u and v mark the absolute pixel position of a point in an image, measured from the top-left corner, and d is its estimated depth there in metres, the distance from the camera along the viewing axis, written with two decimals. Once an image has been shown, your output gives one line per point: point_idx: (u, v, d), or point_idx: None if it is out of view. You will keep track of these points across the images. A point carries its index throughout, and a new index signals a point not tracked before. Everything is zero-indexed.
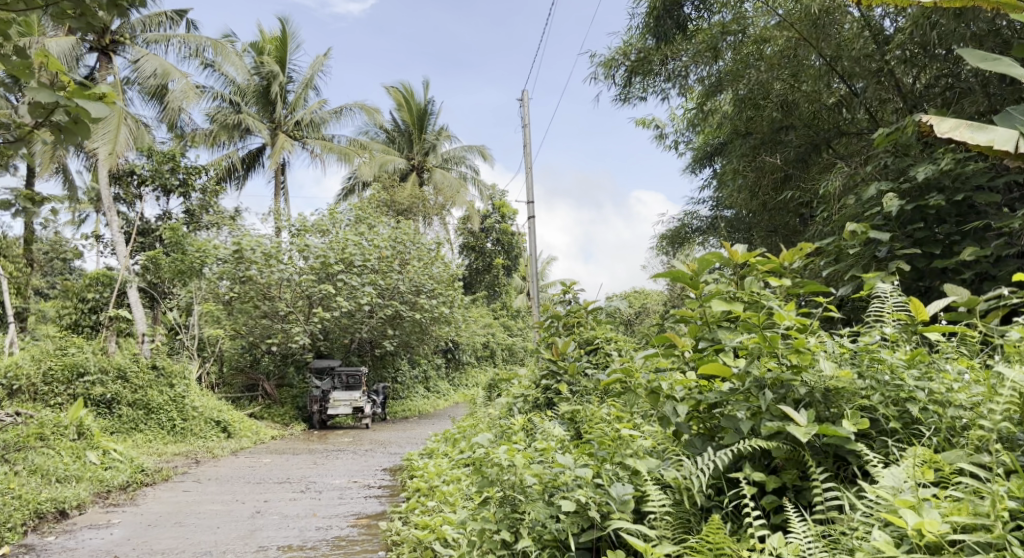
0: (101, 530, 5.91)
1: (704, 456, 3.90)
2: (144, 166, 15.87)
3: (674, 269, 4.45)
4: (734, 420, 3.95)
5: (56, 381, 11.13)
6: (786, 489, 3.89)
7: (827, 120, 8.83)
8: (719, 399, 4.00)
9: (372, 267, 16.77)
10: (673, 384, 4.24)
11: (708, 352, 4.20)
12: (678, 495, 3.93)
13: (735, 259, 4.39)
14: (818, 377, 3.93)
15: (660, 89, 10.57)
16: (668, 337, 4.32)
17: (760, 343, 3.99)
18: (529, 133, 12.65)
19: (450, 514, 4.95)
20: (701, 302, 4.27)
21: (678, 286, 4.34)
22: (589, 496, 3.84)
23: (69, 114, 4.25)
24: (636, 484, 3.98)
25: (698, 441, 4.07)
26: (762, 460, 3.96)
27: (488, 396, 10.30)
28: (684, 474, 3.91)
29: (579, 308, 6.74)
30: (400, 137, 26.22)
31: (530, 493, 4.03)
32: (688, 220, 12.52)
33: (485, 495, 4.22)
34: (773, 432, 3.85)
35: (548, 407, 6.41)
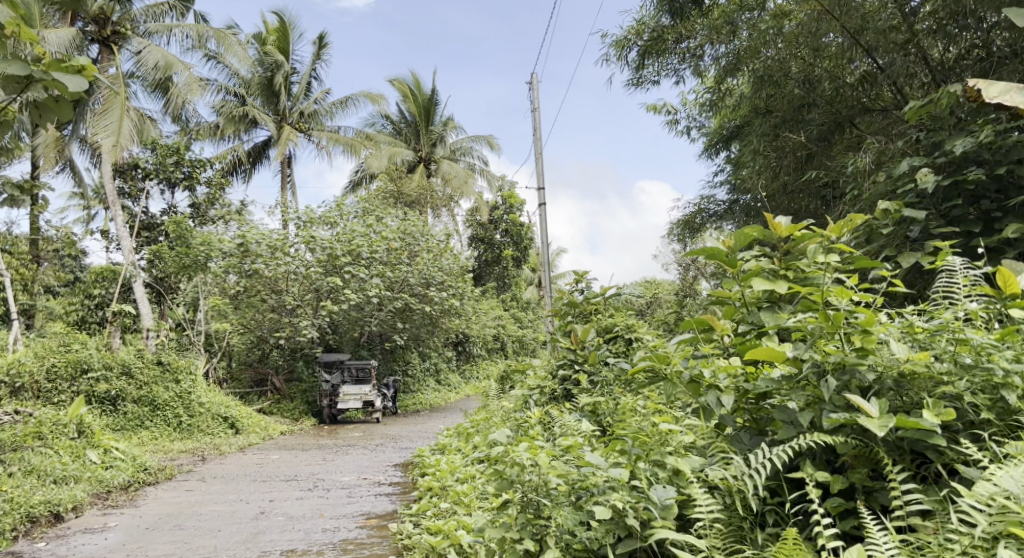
0: (95, 534, 5.63)
1: (757, 454, 3.57)
2: (148, 160, 15.60)
3: (707, 245, 4.13)
4: (788, 412, 3.60)
5: (59, 378, 10.88)
6: (855, 491, 3.55)
7: (851, 96, 8.37)
8: (770, 388, 3.65)
9: (381, 259, 16.49)
10: (716, 370, 3.83)
11: (750, 336, 3.88)
12: (728, 499, 3.60)
13: (778, 232, 4.01)
14: (886, 360, 3.57)
15: (673, 70, 10.09)
16: (706, 320, 3.96)
17: (822, 323, 3.63)
18: (538, 118, 12.29)
19: (466, 517, 4.64)
20: (740, 282, 3.95)
21: (713, 264, 4.01)
22: (626, 502, 3.51)
23: (47, 91, 3.94)
24: (680, 487, 3.64)
25: (747, 437, 3.73)
26: (824, 457, 3.62)
27: (502, 389, 9.99)
28: (735, 475, 3.58)
29: (598, 297, 6.42)
30: (407, 128, 25.92)
31: (555, 497, 3.71)
32: (705, 205, 12.14)
33: (504, 497, 3.87)
34: (836, 425, 3.51)
35: (566, 399, 6.08)
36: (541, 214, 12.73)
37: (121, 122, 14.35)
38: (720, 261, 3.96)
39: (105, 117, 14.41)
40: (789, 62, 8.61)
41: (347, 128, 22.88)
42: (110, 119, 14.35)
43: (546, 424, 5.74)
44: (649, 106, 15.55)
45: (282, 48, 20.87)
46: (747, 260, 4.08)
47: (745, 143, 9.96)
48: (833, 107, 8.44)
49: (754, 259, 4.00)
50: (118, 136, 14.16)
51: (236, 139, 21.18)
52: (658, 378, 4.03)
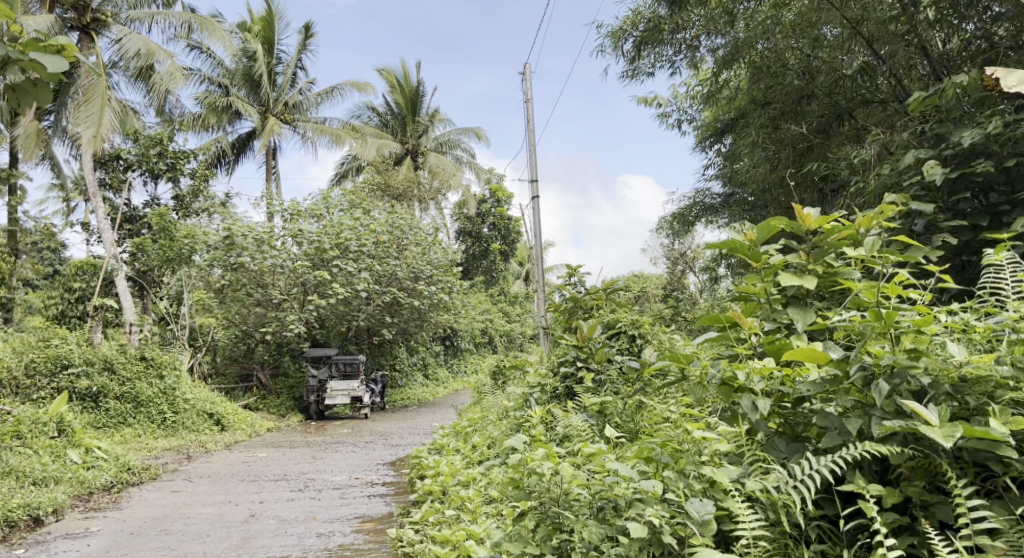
0: (77, 541, 5.40)
1: (800, 465, 3.36)
2: (130, 151, 15.29)
3: (729, 239, 3.98)
4: (830, 418, 3.39)
5: (39, 373, 10.62)
6: (912, 505, 3.33)
7: (849, 89, 8.13)
8: (810, 391, 3.45)
9: (369, 253, 16.24)
10: (750, 373, 3.61)
11: (781, 336, 3.68)
12: (776, 515, 3.35)
13: (807, 225, 3.88)
14: (943, 363, 3.34)
15: (669, 61, 9.88)
16: (733, 316, 3.75)
17: (872, 322, 3.45)
18: (531, 108, 12.09)
19: (470, 525, 4.45)
20: (768, 275, 3.80)
21: (737, 258, 3.86)
22: (661, 517, 3.31)
23: (24, 73, 3.71)
24: (716, 499, 3.44)
25: (783, 444, 3.51)
26: (875, 467, 3.41)
27: (495, 385, 9.82)
28: (777, 488, 3.37)
29: (598, 291, 6.27)
30: (394, 120, 25.63)
31: (576, 508, 3.55)
32: (700, 198, 11.96)
33: (521, 508, 3.69)
34: (889, 433, 3.29)
35: (568, 397, 5.94)
36: (533, 207, 12.53)
37: (102, 112, 14.06)
38: (742, 254, 3.82)
39: (86, 107, 14.11)
40: (788, 52, 8.36)
41: (333, 119, 22.59)
42: (90, 109, 14.04)
43: (547, 423, 5.58)
44: (640, 98, 15.42)
45: (267, 38, 20.56)
46: (772, 255, 3.91)
47: (742, 135, 9.81)
48: (832, 99, 8.22)
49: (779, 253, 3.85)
50: (98, 127, 13.87)
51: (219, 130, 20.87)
52: (683, 381, 3.86)
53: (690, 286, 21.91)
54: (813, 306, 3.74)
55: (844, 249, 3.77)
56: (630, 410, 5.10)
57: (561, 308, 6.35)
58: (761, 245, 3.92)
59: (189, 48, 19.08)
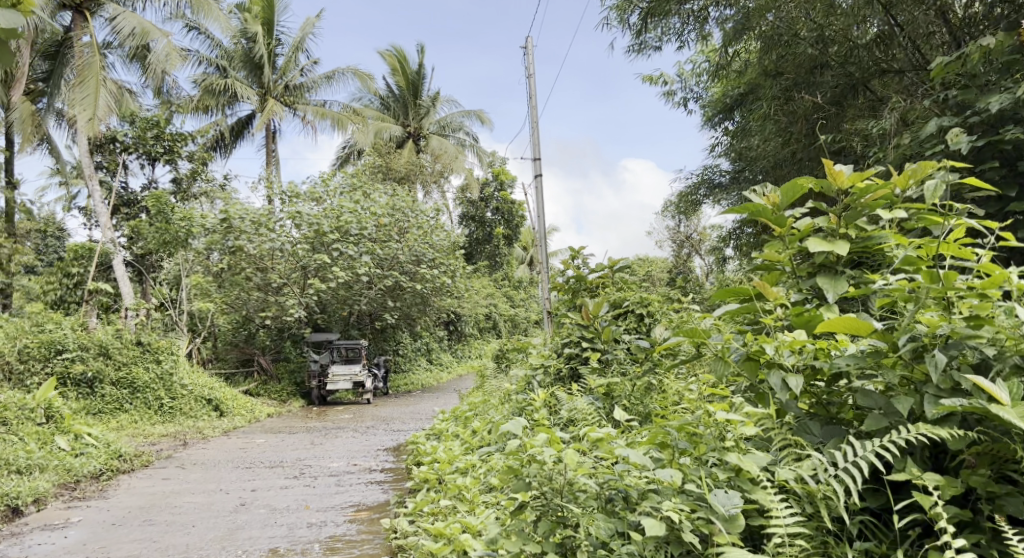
0: (54, 532, 5.15)
1: (837, 452, 3.09)
2: (127, 133, 14.98)
3: (748, 202, 3.71)
4: (872, 397, 3.13)
5: (33, 359, 10.40)
6: (977, 498, 3.06)
7: (866, 58, 7.81)
8: (849, 365, 3.17)
9: (370, 236, 15.96)
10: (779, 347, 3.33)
11: (810, 307, 3.40)
12: (813, 507, 3.08)
13: (838, 182, 3.55)
14: (1006, 334, 3.05)
15: (676, 33, 9.53)
16: (755, 285, 3.47)
17: (922, 288, 3.15)
18: (533, 84, 11.75)
19: (469, 518, 4.18)
20: (793, 240, 3.53)
21: (757, 224, 3.59)
22: (680, 514, 3.04)
23: None
24: (742, 490, 3.16)
25: (817, 427, 3.24)
26: (931, 452, 3.14)
27: (499, 369, 9.55)
28: (813, 477, 3.09)
29: (603, 269, 6.02)
30: (395, 103, 25.23)
31: (582, 501, 3.29)
32: (710, 175, 11.63)
33: (520, 500, 3.43)
34: (945, 415, 3.02)
35: (573, 379, 5.68)
36: (536, 186, 12.20)
37: (97, 94, 13.78)
38: (766, 218, 3.57)
39: (81, 88, 13.82)
40: (798, 22, 7.97)
41: (334, 102, 22.19)
42: (84, 91, 13.75)
43: (552, 407, 5.31)
44: (645, 77, 15.11)
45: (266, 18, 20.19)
46: (797, 219, 3.64)
47: (753, 109, 9.48)
48: (845, 69, 7.91)
49: (806, 217, 3.58)
50: (94, 110, 13.59)
51: (219, 113, 20.58)
52: (699, 358, 3.59)
53: (696, 269, 21.62)
54: (845, 275, 3.47)
55: (878, 212, 3.48)
56: (638, 392, 4.84)
57: (564, 286, 6.10)
58: (785, 209, 3.64)
59: (186, 29, 18.81)
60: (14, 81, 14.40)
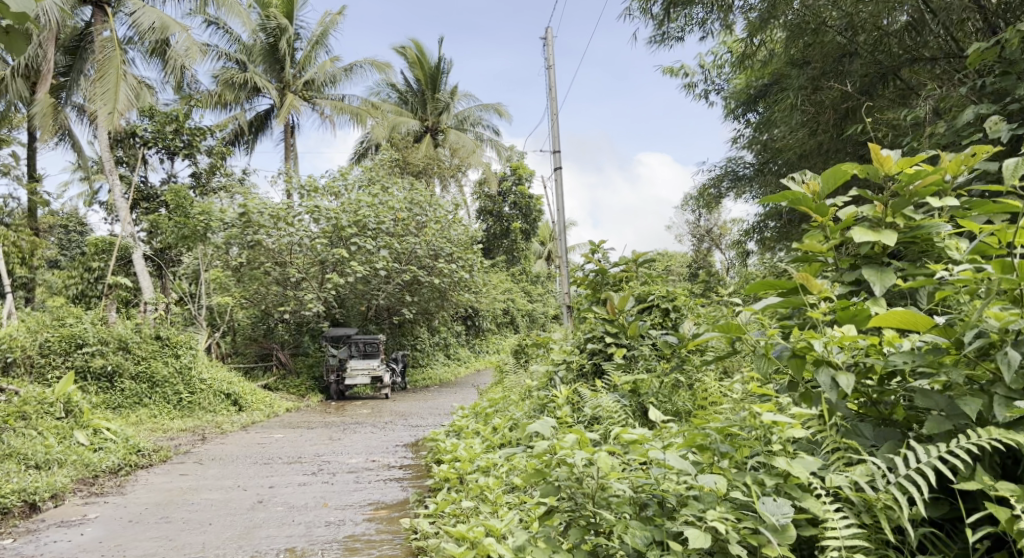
0: (71, 529, 5.09)
1: (897, 459, 2.92)
2: (146, 128, 14.92)
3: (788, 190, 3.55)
4: (933, 398, 2.96)
5: (54, 352, 10.42)
6: None
7: (896, 46, 7.56)
8: (905, 364, 3.00)
9: (388, 230, 15.88)
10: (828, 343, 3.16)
11: (858, 301, 3.24)
12: (871, 515, 2.92)
13: (887, 168, 3.40)
14: None
15: (700, 22, 9.34)
16: (798, 278, 3.31)
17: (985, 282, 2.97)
18: (553, 75, 11.59)
19: (491, 521, 4.06)
20: (837, 230, 3.38)
21: (799, 212, 3.43)
22: (726, 523, 2.89)
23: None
24: (791, 498, 3.01)
25: (869, 430, 3.08)
26: (997, 458, 2.96)
27: (518, 364, 9.45)
28: (869, 485, 2.93)
29: (627, 263, 5.88)
30: (413, 97, 25.13)
31: (614, 507, 3.17)
32: (733, 167, 11.45)
33: (549, 506, 3.32)
34: (1016, 418, 2.85)
35: (596, 375, 5.57)
36: (556, 179, 12.04)
37: (118, 88, 13.78)
38: (806, 207, 3.40)
39: (101, 82, 13.83)
40: (824, 9, 7.60)
41: (352, 96, 22.11)
42: (105, 85, 13.76)
43: (575, 405, 5.18)
44: (666, 69, 14.92)
45: (287, 12, 20.16)
46: (840, 207, 3.48)
47: (777, 100, 9.28)
48: (875, 57, 7.64)
49: (849, 205, 3.41)
50: (115, 104, 13.61)
51: (238, 108, 20.59)
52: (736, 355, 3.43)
53: (716, 264, 21.41)
54: (892, 267, 3.31)
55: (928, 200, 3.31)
56: (666, 390, 4.80)
57: (587, 280, 5.92)
58: (825, 197, 3.47)
59: (206, 24, 18.80)
60: (40, 78, 14.51)
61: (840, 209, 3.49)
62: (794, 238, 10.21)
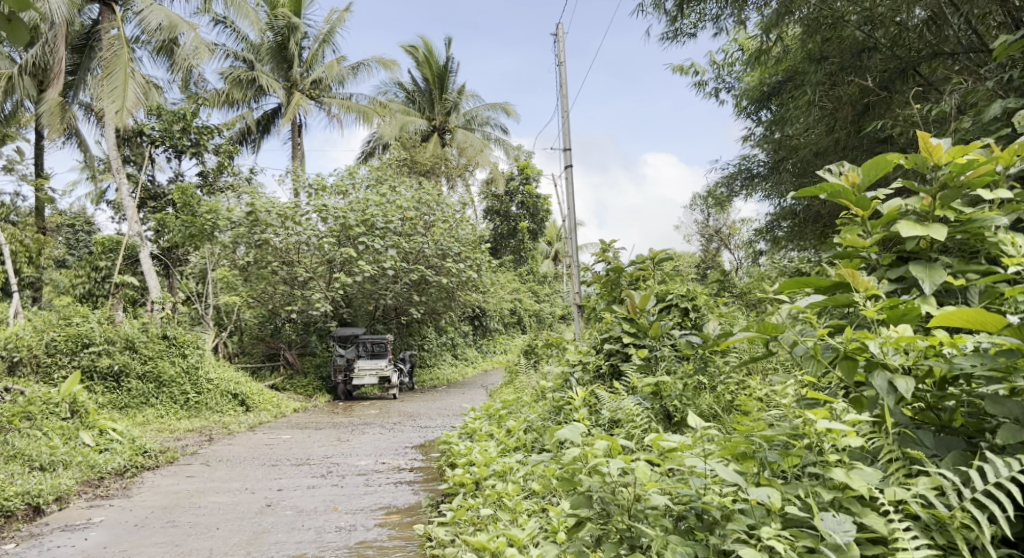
0: (75, 534, 4.97)
1: (970, 474, 2.75)
2: (154, 126, 14.80)
3: (828, 183, 3.45)
4: (1006, 405, 2.79)
5: (60, 352, 10.32)
6: None
7: (917, 41, 7.33)
8: (972, 367, 2.82)
9: (396, 230, 15.76)
10: (885, 343, 2.97)
11: (909, 299, 3.09)
12: (942, 532, 2.76)
13: (935, 160, 3.32)
14: None
15: (714, 18, 9.19)
16: (841, 273, 3.20)
17: None
18: (564, 72, 11.45)
19: (512, 530, 3.93)
20: (879, 224, 3.30)
21: (839, 206, 3.36)
22: (785, 541, 2.74)
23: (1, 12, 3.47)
24: (853, 514, 2.85)
25: (930, 439, 2.95)
26: None
27: (530, 365, 9.31)
28: (940, 502, 2.77)
29: (644, 261, 5.71)
30: (421, 96, 25.02)
31: (653, 520, 3.03)
32: (746, 165, 11.31)
33: (580, 517, 3.20)
34: None
35: (614, 376, 5.51)
36: (567, 177, 11.90)
37: (126, 86, 13.69)
38: (846, 200, 3.33)
39: (109, 80, 13.74)
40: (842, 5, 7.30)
41: (360, 95, 21.99)
42: (113, 82, 13.67)
43: (593, 407, 5.14)
44: (676, 67, 14.79)
45: (295, 11, 20.07)
46: (881, 201, 3.40)
47: (793, 97, 9.13)
48: (894, 52, 7.43)
49: (893, 199, 3.32)
50: (123, 102, 13.52)
51: (245, 107, 20.50)
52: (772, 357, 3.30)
53: (725, 264, 21.26)
54: (940, 263, 3.20)
55: (979, 192, 3.21)
56: (690, 391, 4.87)
57: (604, 280, 5.76)
58: (865, 190, 3.40)
59: (214, 23, 18.73)
60: (51, 78, 14.46)
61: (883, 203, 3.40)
62: (808, 237, 10.05)
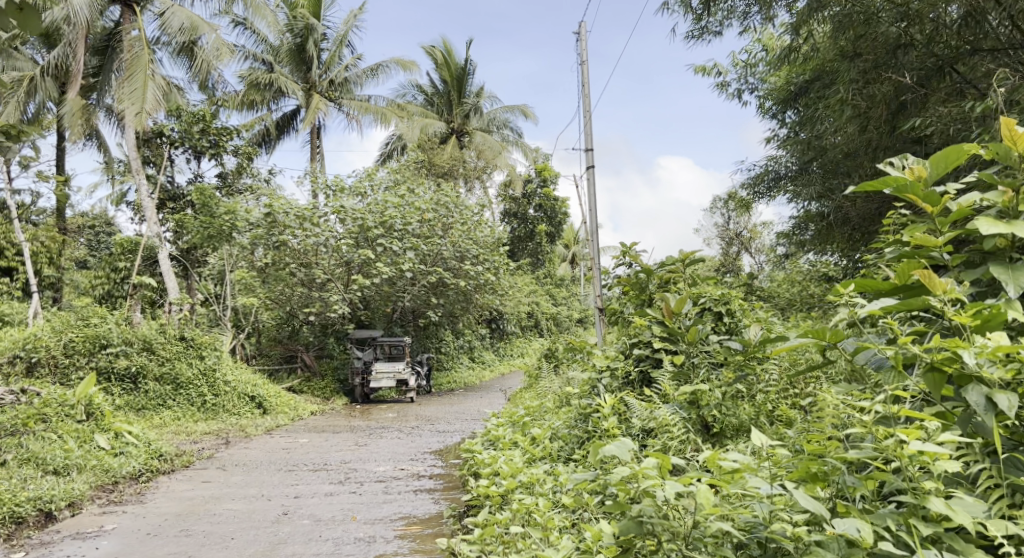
0: (86, 542, 4.84)
1: None
2: (174, 127, 14.76)
3: (896, 179, 3.33)
4: None
5: (78, 353, 10.22)
6: None
7: (955, 37, 7.07)
8: None
9: (414, 232, 15.59)
10: (980, 353, 2.88)
11: (995, 306, 2.99)
12: None
13: (1013, 149, 3.17)
14: None
15: (742, 15, 8.98)
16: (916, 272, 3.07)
17: None
18: (586, 71, 11.26)
19: (545, 550, 3.75)
20: (953, 223, 3.17)
21: (909, 202, 3.26)
22: None
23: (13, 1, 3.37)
24: (956, 548, 2.77)
25: None
26: None
27: (551, 369, 9.11)
28: None
29: (675, 263, 5.48)
30: (439, 98, 24.91)
31: (713, 548, 2.98)
32: (772, 165, 11.10)
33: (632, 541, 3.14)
34: None
35: (644, 383, 5.40)
36: (589, 179, 11.69)
37: (146, 87, 13.62)
38: (913, 194, 3.25)
39: (130, 82, 13.69)
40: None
41: (378, 97, 21.88)
42: (133, 84, 13.62)
43: (622, 415, 5.06)
44: (698, 68, 14.58)
45: (314, 12, 19.97)
46: (951, 195, 3.28)
47: (823, 95, 8.90)
48: (931, 50, 7.19)
49: (968, 195, 3.18)
50: (143, 104, 13.46)
51: (264, 109, 20.45)
52: (829, 364, 3.21)
53: (745, 267, 20.96)
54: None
55: None
56: (729, 402, 4.76)
57: (632, 280, 5.62)
58: (933, 185, 3.33)
59: (234, 24, 18.71)
60: (72, 79, 14.42)
61: (955, 198, 3.27)
62: (835, 240, 9.80)
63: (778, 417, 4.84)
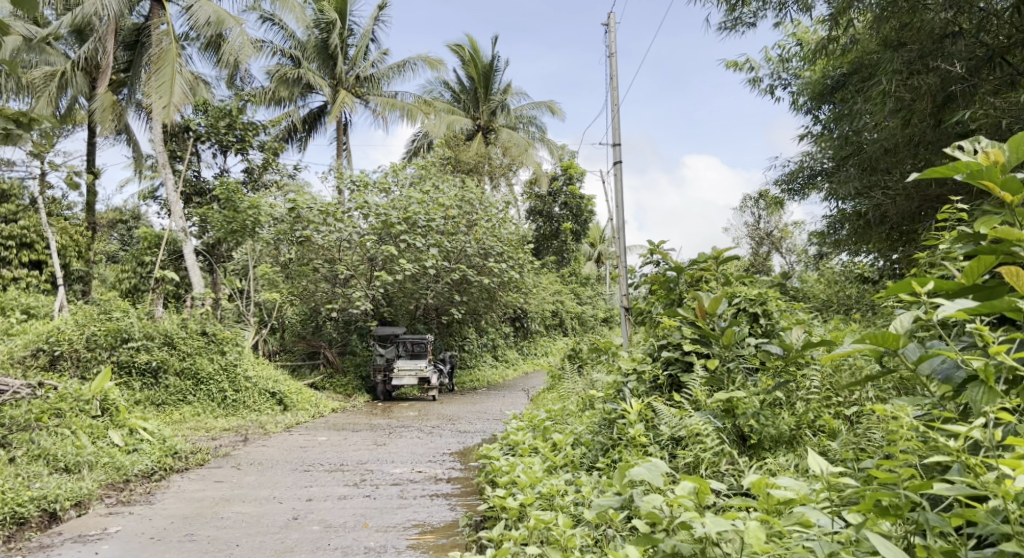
0: (87, 546, 4.67)
1: None
2: (200, 122, 14.67)
3: (969, 165, 3.11)
4: None
5: (99, 346, 10.10)
6: None
7: (1005, 26, 6.71)
8: None
9: (438, 228, 15.37)
10: None
11: None
12: None
13: None
14: None
15: (778, 6, 8.65)
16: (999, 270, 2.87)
17: None
18: (615, 64, 10.97)
19: None
20: None
21: (986, 191, 3.03)
22: None
23: None
24: None
25: None
26: None
27: (575, 369, 8.86)
28: None
29: (706, 260, 5.22)
30: (466, 95, 24.72)
31: None
32: (807, 162, 10.75)
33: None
34: None
35: (674, 388, 5.15)
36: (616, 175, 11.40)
37: (173, 81, 13.52)
38: (990, 180, 3.02)
39: (157, 75, 13.60)
40: None
41: (405, 93, 21.72)
42: (161, 78, 13.51)
43: (650, 421, 4.84)
44: (730, 62, 14.23)
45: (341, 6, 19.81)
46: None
47: (862, 89, 8.55)
48: (981, 39, 6.81)
49: None
50: (170, 97, 13.35)
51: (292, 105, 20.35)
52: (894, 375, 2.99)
53: (775, 267, 20.50)
54: None
55: None
56: (766, 410, 4.49)
57: (661, 280, 5.38)
58: (1011, 168, 3.10)
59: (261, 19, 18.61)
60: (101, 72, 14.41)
61: None
62: (872, 240, 9.44)
63: (820, 427, 4.56)
